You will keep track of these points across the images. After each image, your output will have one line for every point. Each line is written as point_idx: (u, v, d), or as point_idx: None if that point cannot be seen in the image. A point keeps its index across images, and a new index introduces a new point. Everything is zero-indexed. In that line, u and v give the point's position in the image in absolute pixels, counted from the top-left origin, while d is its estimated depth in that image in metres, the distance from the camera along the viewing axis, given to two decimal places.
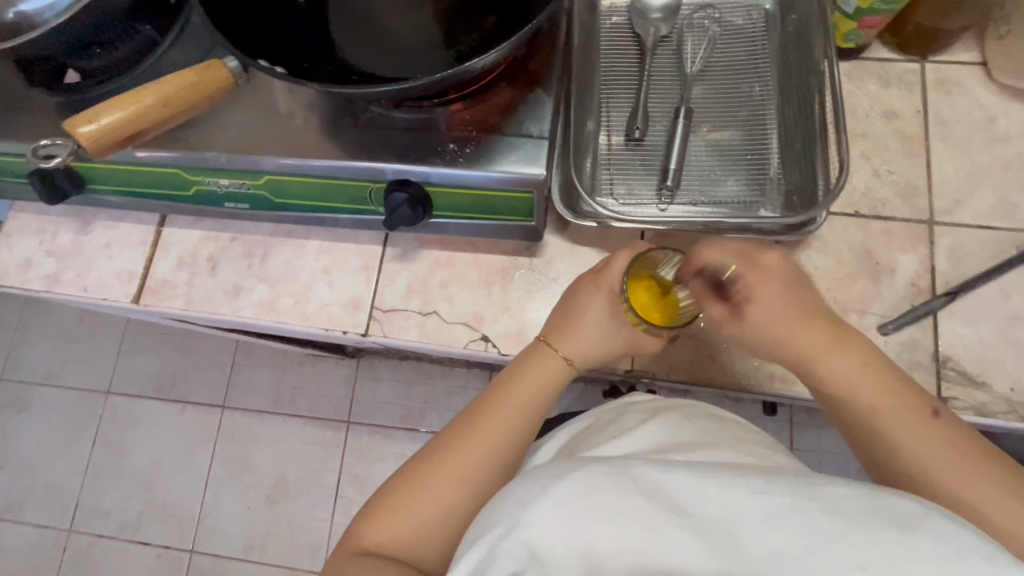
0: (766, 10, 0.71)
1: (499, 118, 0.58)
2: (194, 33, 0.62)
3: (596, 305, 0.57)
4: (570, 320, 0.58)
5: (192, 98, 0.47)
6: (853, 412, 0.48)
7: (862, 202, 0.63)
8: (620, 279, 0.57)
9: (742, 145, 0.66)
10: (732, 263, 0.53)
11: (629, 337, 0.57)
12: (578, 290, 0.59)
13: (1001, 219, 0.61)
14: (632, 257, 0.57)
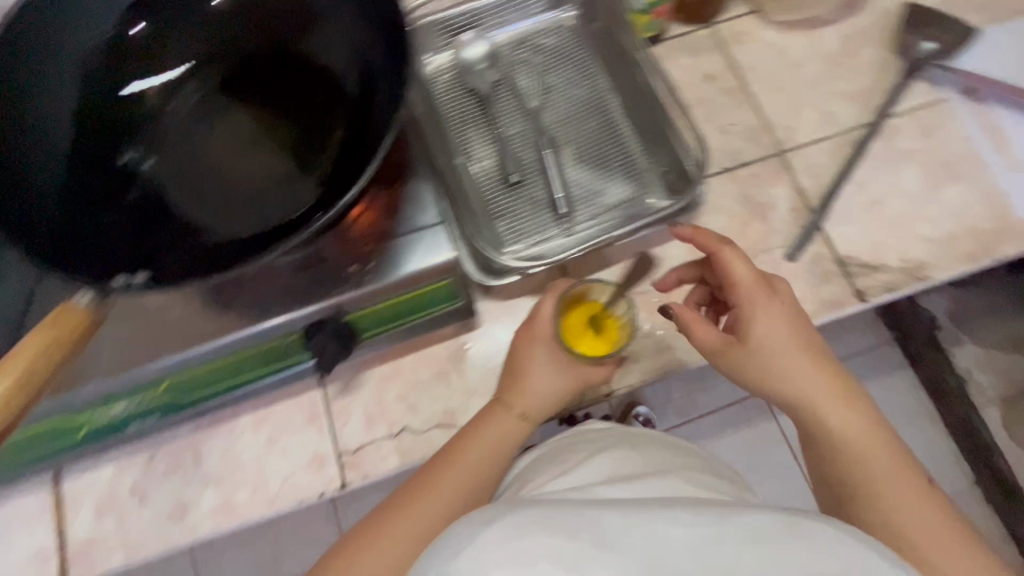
0: (570, 23, 0.75)
1: (386, 221, 0.56)
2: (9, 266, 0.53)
3: (539, 353, 0.57)
4: (519, 376, 0.57)
5: (62, 356, 0.40)
6: (870, 493, 0.49)
7: (723, 157, 0.70)
8: (549, 320, 0.57)
9: (608, 149, 0.71)
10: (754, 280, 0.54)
11: (575, 377, 0.57)
12: (519, 345, 0.58)
13: (830, 127, 0.70)
14: (557, 298, 0.57)
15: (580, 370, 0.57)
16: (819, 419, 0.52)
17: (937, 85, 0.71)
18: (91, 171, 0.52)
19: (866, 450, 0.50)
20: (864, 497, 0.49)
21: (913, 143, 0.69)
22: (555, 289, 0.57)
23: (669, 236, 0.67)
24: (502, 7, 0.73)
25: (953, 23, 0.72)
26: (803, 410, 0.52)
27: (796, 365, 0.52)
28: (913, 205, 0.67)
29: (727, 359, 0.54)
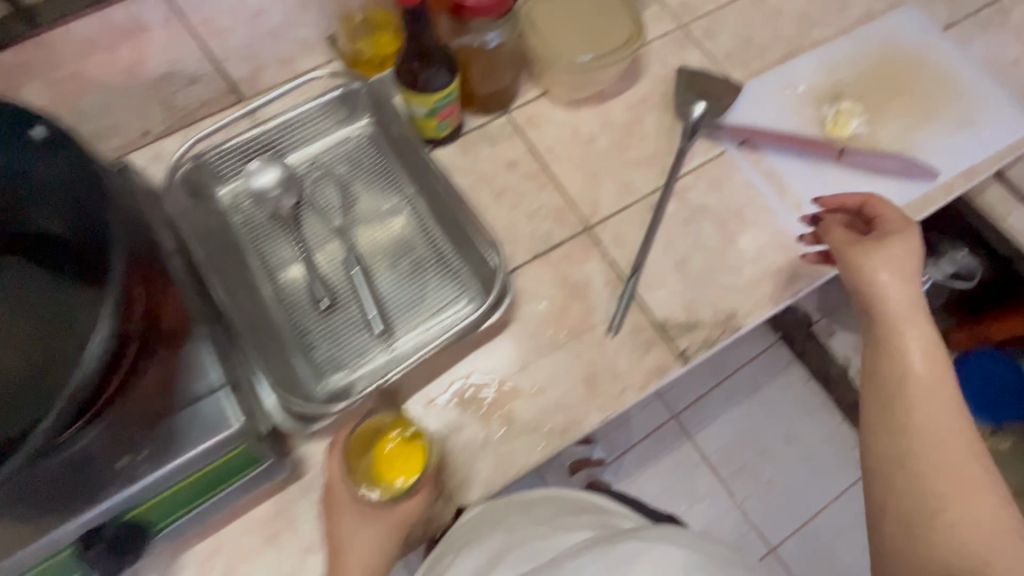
0: (363, 132, 0.75)
1: (159, 398, 0.51)
2: None
3: (343, 516, 0.55)
4: (336, 552, 0.54)
5: None
6: (914, 420, 0.50)
7: (535, 242, 0.71)
8: (340, 482, 0.55)
9: (420, 254, 0.70)
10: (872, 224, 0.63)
11: (389, 526, 0.54)
12: (331, 515, 0.56)
13: (629, 195, 0.73)
14: (338, 456, 0.56)
15: (394, 518, 0.54)
16: (887, 339, 0.55)
17: (716, 140, 0.76)
18: None
19: (921, 387, 0.51)
20: (897, 442, 0.50)
21: (705, 198, 0.73)
22: (335, 448, 0.56)
23: (493, 333, 0.66)
24: (291, 130, 0.72)
25: (718, 82, 0.78)
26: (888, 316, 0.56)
27: (893, 285, 0.57)
28: (714, 258, 0.70)
29: (847, 259, 0.60)
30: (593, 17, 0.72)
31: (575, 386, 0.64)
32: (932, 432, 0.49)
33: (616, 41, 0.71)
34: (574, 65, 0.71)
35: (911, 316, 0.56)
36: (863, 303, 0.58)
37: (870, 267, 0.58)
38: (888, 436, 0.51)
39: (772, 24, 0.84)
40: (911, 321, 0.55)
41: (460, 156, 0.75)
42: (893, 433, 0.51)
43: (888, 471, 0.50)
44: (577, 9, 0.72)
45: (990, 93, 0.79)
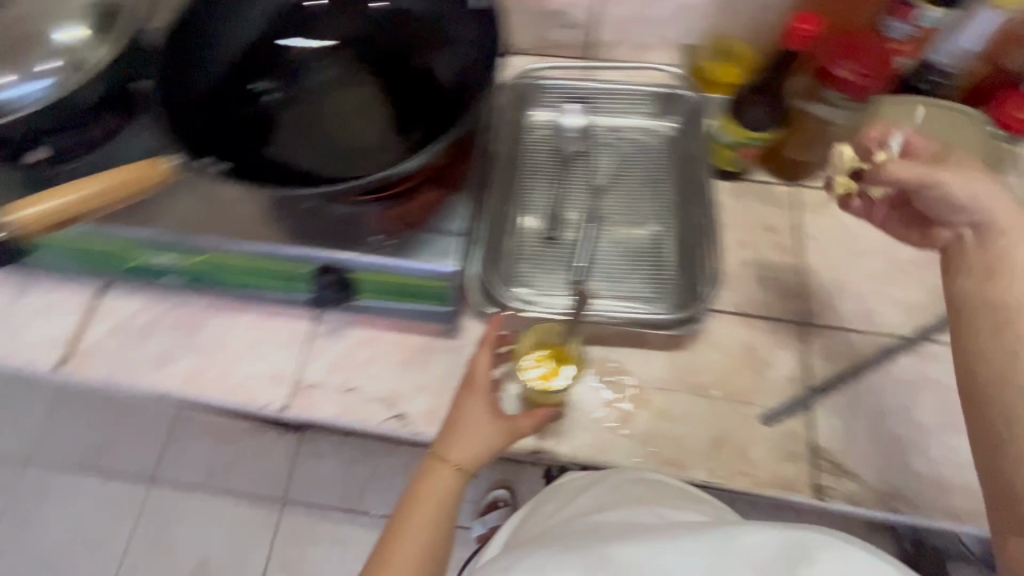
0: (667, 132, 0.82)
1: (422, 216, 0.65)
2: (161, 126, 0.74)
3: (473, 400, 0.60)
4: (454, 430, 0.60)
5: (138, 186, 0.54)
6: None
7: (746, 302, 0.71)
8: (485, 371, 0.61)
9: (645, 248, 0.75)
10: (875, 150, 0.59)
11: (505, 427, 0.60)
12: (460, 395, 0.61)
13: (863, 322, 0.69)
14: (490, 352, 0.62)
15: (513, 421, 0.60)
16: None
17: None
18: (221, 82, 0.63)
19: None
20: None
21: (943, 376, 0.66)
22: (485, 345, 0.63)
23: (659, 345, 0.69)
24: (610, 99, 0.83)
25: None
26: (982, 279, 0.48)
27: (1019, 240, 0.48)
28: (912, 432, 0.64)
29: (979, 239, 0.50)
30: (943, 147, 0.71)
31: (698, 436, 0.64)
32: None
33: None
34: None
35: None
36: None
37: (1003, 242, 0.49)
38: None
39: None
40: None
41: (729, 194, 0.78)
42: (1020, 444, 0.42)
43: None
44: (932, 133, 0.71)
45: None
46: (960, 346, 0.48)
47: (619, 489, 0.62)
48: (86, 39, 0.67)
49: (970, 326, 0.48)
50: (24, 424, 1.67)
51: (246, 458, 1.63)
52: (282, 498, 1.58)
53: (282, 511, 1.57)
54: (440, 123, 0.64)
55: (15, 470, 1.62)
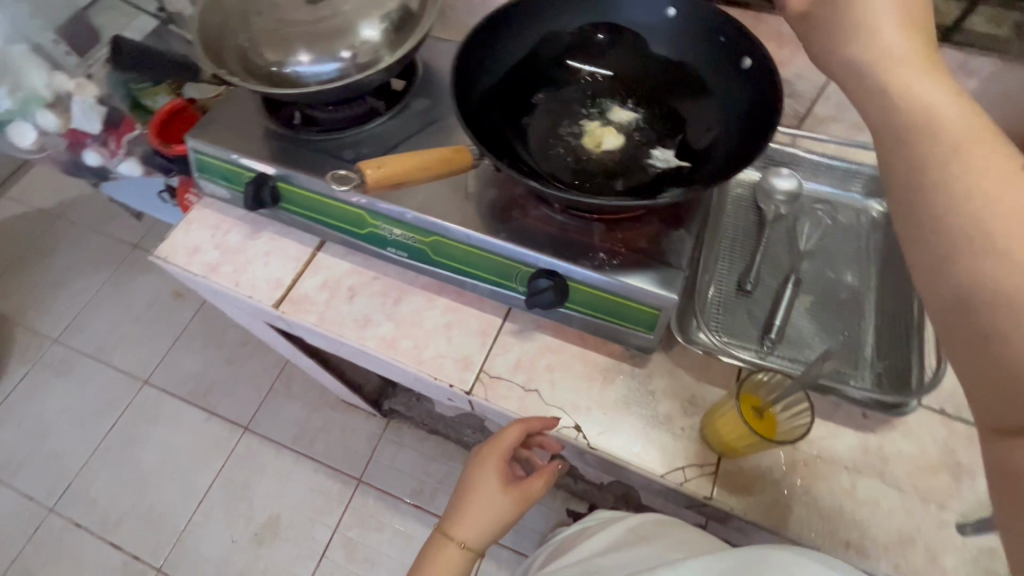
0: (873, 216, 0.83)
1: (645, 244, 0.69)
2: (409, 116, 0.82)
3: (488, 471, 0.68)
4: (465, 504, 0.68)
5: (448, 168, 0.66)
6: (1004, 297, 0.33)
7: (947, 401, 0.68)
8: (507, 450, 0.68)
9: (843, 323, 0.74)
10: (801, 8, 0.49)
11: (515, 494, 0.68)
12: (477, 465, 0.69)
13: None
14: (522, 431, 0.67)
15: (522, 488, 0.69)
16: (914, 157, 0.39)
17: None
18: (496, 90, 0.72)
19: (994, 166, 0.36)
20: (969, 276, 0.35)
21: None
22: (518, 428, 0.66)
23: (851, 422, 0.67)
24: (822, 168, 0.84)
25: None
26: (906, 109, 0.40)
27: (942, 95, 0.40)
28: None
29: (857, 87, 0.43)
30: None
31: (885, 527, 0.62)
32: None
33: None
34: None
35: (985, 163, 0.36)
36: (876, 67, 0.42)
37: (902, 79, 0.41)
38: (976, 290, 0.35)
39: None
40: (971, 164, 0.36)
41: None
42: (965, 250, 0.35)
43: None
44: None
45: None
46: (909, 201, 0.39)
47: (632, 532, 0.78)
48: (384, 37, 0.78)
49: (914, 177, 0.38)
50: (154, 348, 1.84)
51: (333, 430, 1.69)
52: (357, 477, 1.62)
53: (355, 490, 1.61)
54: (683, 168, 0.68)
55: (135, 387, 1.77)
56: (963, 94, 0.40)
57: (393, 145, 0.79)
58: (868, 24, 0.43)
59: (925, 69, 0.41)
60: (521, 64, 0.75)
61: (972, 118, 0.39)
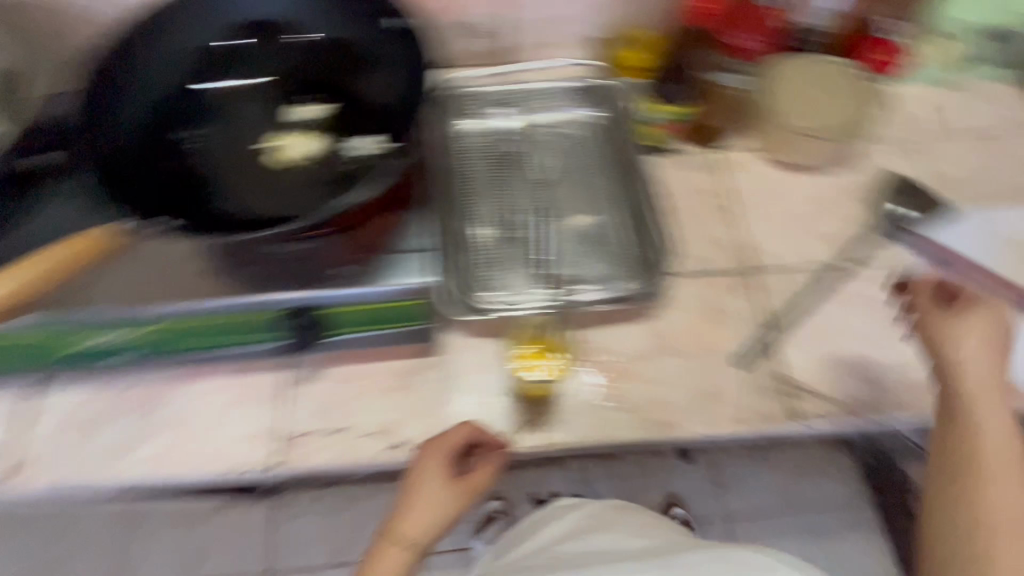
0: (594, 117, 0.85)
1: (380, 240, 0.66)
2: (53, 194, 0.64)
3: (431, 465, 0.60)
4: (406, 502, 0.59)
5: (73, 265, 0.61)
6: (1000, 527, 0.51)
7: (696, 263, 0.77)
8: (456, 440, 0.61)
9: (598, 231, 0.77)
10: (930, 308, 0.59)
11: (463, 488, 0.60)
12: (421, 458, 0.61)
13: (797, 261, 0.77)
14: (472, 429, 0.62)
15: (468, 483, 0.60)
16: (962, 437, 0.54)
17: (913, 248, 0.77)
18: (142, 140, 0.62)
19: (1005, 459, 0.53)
20: (961, 485, 0.53)
21: (874, 295, 0.75)
22: (470, 423, 0.62)
23: (629, 317, 0.72)
24: (531, 96, 0.86)
25: (931, 198, 0.79)
26: (954, 410, 0.55)
27: (975, 354, 0.56)
28: (861, 347, 0.72)
29: (950, 419, 0.56)
30: (834, 88, 0.82)
31: (682, 394, 0.69)
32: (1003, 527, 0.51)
33: (838, 125, 0.81)
34: (774, 110, 0.80)
35: (1005, 455, 0.53)
36: (953, 385, 0.56)
37: (981, 413, 0.54)
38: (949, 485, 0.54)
39: (1012, 170, 0.83)
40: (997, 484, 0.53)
41: (659, 167, 0.82)
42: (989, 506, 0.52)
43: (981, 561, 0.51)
44: (823, 73, 0.82)
45: None
46: (950, 481, 0.54)
47: (597, 517, 0.83)
48: None
49: (954, 442, 0.55)
50: None
51: None
52: None
53: None
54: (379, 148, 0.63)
55: None
56: (1010, 412, 0.55)
57: (43, 239, 0.63)
58: (946, 353, 0.56)
59: (993, 395, 0.55)
60: (166, 98, 0.65)
61: (1003, 416, 0.55)
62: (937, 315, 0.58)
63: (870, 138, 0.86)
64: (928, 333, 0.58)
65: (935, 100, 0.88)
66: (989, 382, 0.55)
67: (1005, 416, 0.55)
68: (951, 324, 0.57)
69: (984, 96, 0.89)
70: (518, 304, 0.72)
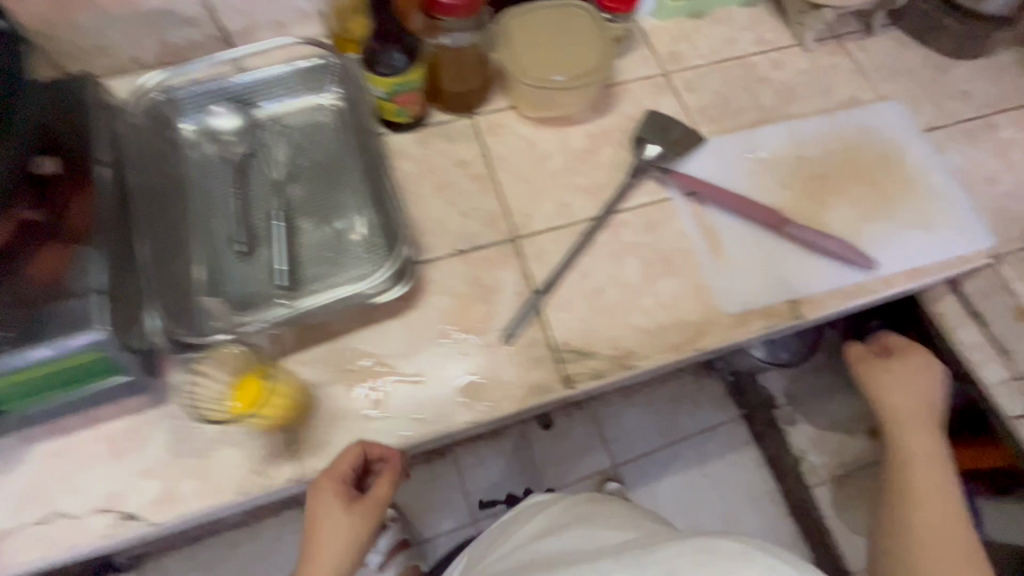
0: (330, 103, 0.78)
1: (41, 290, 0.54)
2: None
3: (323, 496, 0.58)
4: (310, 531, 0.58)
5: None
6: (915, 492, 0.68)
7: (459, 240, 0.72)
8: (345, 466, 0.58)
9: (344, 226, 0.71)
10: (865, 368, 0.77)
11: (360, 508, 0.59)
12: (312, 494, 0.58)
13: (563, 218, 0.74)
14: (359, 452, 0.58)
15: (368, 500, 0.59)
16: (911, 493, 0.68)
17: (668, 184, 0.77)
18: None
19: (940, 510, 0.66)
20: (915, 544, 0.65)
21: (635, 237, 0.73)
22: (358, 443, 0.59)
23: (386, 313, 0.67)
24: (260, 87, 0.77)
25: (681, 130, 0.80)
26: (903, 476, 0.70)
27: (917, 445, 0.71)
28: (627, 295, 0.70)
29: (905, 470, 0.70)
30: (578, 32, 0.77)
31: (450, 383, 0.64)
32: (932, 537, 0.65)
33: (597, 69, 0.76)
34: (527, 76, 0.75)
35: (944, 500, 0.67)
36: (891, 459, 0.72)
37: (916, 467, 0.70)
38: (909, 530, 0.66)
39: (754, 90, 0.85)
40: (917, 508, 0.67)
41: (400, 148, 0.78)
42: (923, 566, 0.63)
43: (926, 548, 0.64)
44: (561, 23, 0.78)
45: (958, 204, 0.78)
46: (910, 533, 0.66)
47: (569, 512, 0.76)
48: None
49: (908, 496, 0.68)
50: None
51: None
52: None
53: None
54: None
55: None
56: (953, 478, 0.69)
57: None
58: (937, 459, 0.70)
59: (928, 464, 0.70)
60: None
61: (941, 473, 0.69)
62: (875, 363, 0.76)
63: (624, 79, 0.85)
64: (890, 419, 0.73)
65: (678, 34, 0.90)
66: (939, 457, 0.70)
67: (938, 457, 0.70)
68: (878, 379, 0.75)
69: (729, 25, 0.92)
70: (245, 332, 0.62)
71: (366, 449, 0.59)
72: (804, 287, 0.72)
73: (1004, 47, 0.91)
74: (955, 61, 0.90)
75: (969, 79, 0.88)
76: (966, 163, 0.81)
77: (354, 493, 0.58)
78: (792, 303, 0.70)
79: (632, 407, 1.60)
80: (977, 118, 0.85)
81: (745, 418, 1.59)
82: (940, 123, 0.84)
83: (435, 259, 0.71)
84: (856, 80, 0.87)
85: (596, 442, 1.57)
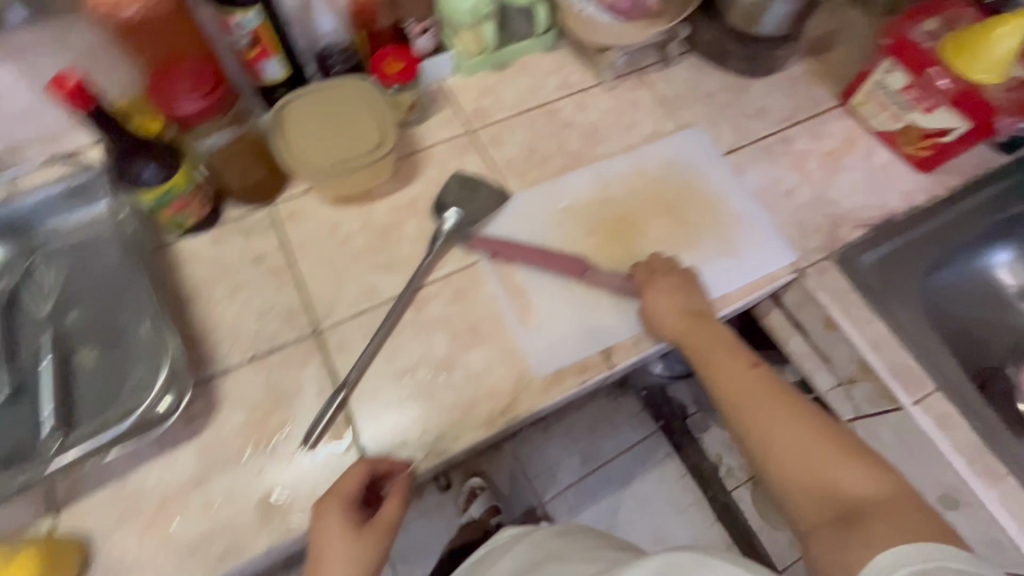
0: (104, 216, 0.74)
1: None
2: None
3: (328, 518, 0.57)
4: (315, 562, 0.57)
5: None
6: (738, 404, 0.60)
7: (256, 343, 0.69)
8: (352, 486, 0.58)
9: (122, 350, 0.67)
10: (652, 301, 0.69)
11: (370, 534, 0.58)
12: (318, 516, 0.58)
13: (367, 301, 0.72)
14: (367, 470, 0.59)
15: (374, 524, 0.58)
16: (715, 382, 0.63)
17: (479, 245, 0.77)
18: None
19: (763, 395, 0.60)
20: (765, 450, 0.57)
21: (442, 310, 0.71)
22: (364, 462, 0.59)
23: (175, 439, 0.63)
24: (22, 212, 0.71)
25: (484, 191, 0.79)
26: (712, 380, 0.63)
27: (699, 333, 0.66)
28: (434, 374, 0.68)
29: (724, 375, 0.63)
30: (340, 102, 0.75)
31: (247, 506, 0.60)
32: (787, 434, 0.56)
33: (381, 117, 0.75)
34: (323, 166, 0.71)
35: (762, 393, 0.60)
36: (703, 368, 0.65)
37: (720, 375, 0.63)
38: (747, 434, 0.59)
39: (559, 137, 0.86)
40: (766, 414, 0.58)
41: (194, 252, 0.74)
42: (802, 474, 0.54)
43: (816, 469, 0.54)
44: (322, 108, 0.74)
45: (758, 224, 0.80)
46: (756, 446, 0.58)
47: (539, 548, 0.72)
48: None
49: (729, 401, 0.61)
50: None
51: None
52: None
53: None
54: None
55: None
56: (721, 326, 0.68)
57: None
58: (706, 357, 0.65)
59: (739, 365, 0.63)
60: None
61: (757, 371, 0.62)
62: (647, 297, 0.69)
63: (427, 144, 0.84)
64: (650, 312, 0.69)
65: (482, 89, 0.90)
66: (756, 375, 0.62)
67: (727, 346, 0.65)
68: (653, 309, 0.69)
69: (534, 71, 0.92)
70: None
71: (377, 464, 0.60)
72: (617, 335, 0.72)
73: (795, 60, 0.96)
74: (751, 80, 0.93)
75: (765, 96, 0.91)
76: (764, 182, 0.84)
77: (359, 517, 0.58)
78: (603, 354, 0.70)
79: (552, 439, 1.57)
80: (774, 133, 0.88)
81: (663, 430, 1.57)
82: (739, 145, 0.87)
83: (229, 369, 0.67)
84: (658, 112, 0.89)
85: (521, 482, 1.52)
